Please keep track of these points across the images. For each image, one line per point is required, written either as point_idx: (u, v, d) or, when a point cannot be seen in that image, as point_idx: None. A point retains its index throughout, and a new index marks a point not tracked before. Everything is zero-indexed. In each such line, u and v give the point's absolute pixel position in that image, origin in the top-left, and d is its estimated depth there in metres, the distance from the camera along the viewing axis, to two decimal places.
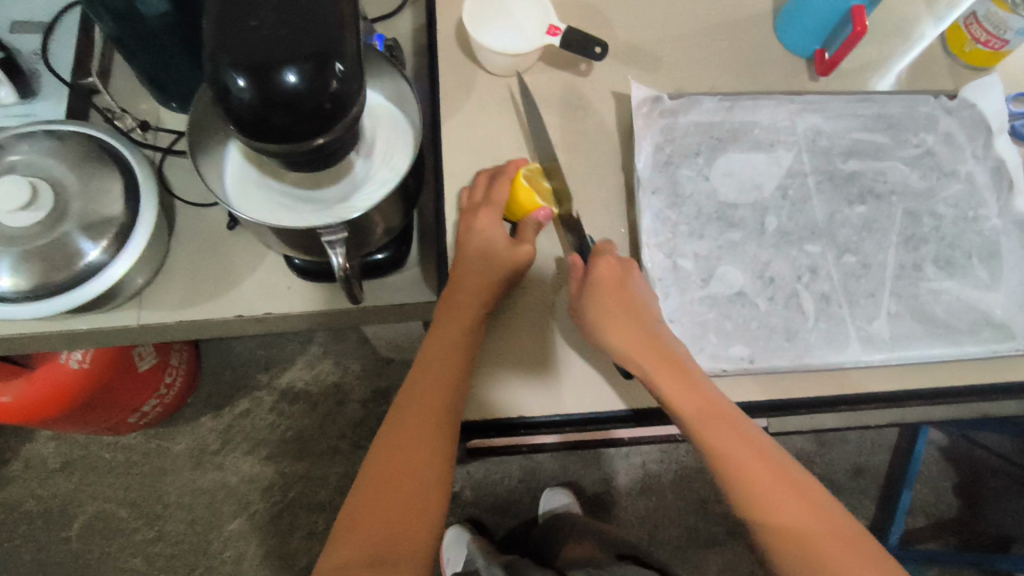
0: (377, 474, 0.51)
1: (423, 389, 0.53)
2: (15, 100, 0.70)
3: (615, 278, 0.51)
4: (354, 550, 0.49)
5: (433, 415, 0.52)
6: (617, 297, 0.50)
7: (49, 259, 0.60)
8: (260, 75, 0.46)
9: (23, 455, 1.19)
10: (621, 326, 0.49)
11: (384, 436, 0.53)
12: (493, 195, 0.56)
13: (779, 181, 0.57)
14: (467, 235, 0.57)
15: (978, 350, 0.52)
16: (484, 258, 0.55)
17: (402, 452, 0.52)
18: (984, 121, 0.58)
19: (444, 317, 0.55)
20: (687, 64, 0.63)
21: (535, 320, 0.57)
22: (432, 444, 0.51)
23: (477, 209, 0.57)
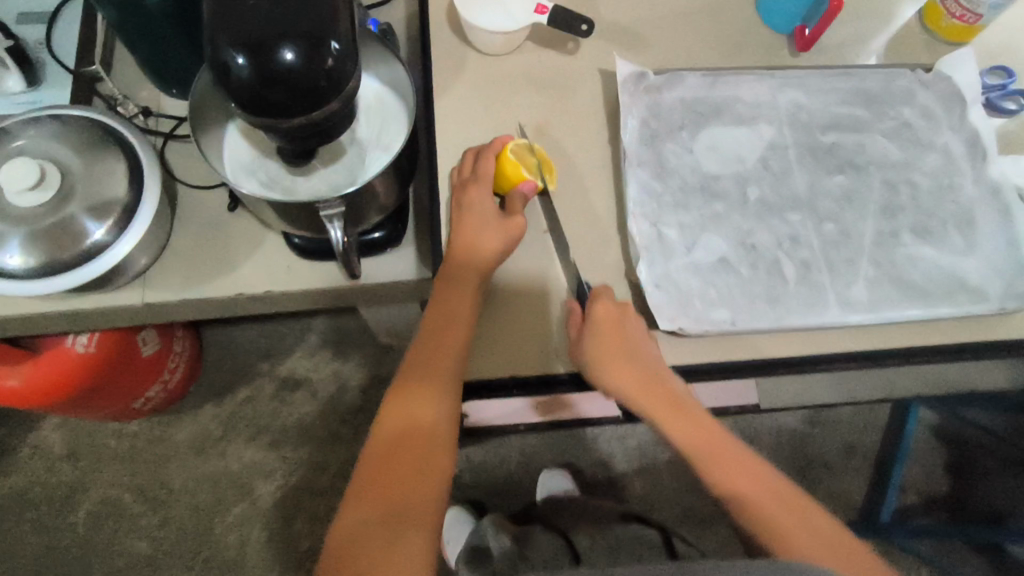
0: (382, 460, 0.52)
1: (423, 360, 0.55)
2: (22, 87, 0.72)
3: (613, 317, 0.54)
4: (366, 510, 0.49)
5: (434, 410, 0.54)
6: (613, 336, 0.53)
7: (54, 239, 0.62)
8: (258, 52, 0.48)
9: (30, 443, 1.21)
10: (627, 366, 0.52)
11: (377, 435, 0.53)
12: (481, 170, 0.58)
13: (761, 153, 0.59)
14: (458, 209, 0.58)
15: (951, 312, 0.54)
16: (475, 236, 0.57)
17: (407, 420, 0.53)
18: (959, 94, 0.61)
19: (437, 310, 0.56)
20: (671, 43, 0.65)
21: (520, 298, 0.58)
22: (435, 409, 0.54)
23: (467, 183, 0.59)
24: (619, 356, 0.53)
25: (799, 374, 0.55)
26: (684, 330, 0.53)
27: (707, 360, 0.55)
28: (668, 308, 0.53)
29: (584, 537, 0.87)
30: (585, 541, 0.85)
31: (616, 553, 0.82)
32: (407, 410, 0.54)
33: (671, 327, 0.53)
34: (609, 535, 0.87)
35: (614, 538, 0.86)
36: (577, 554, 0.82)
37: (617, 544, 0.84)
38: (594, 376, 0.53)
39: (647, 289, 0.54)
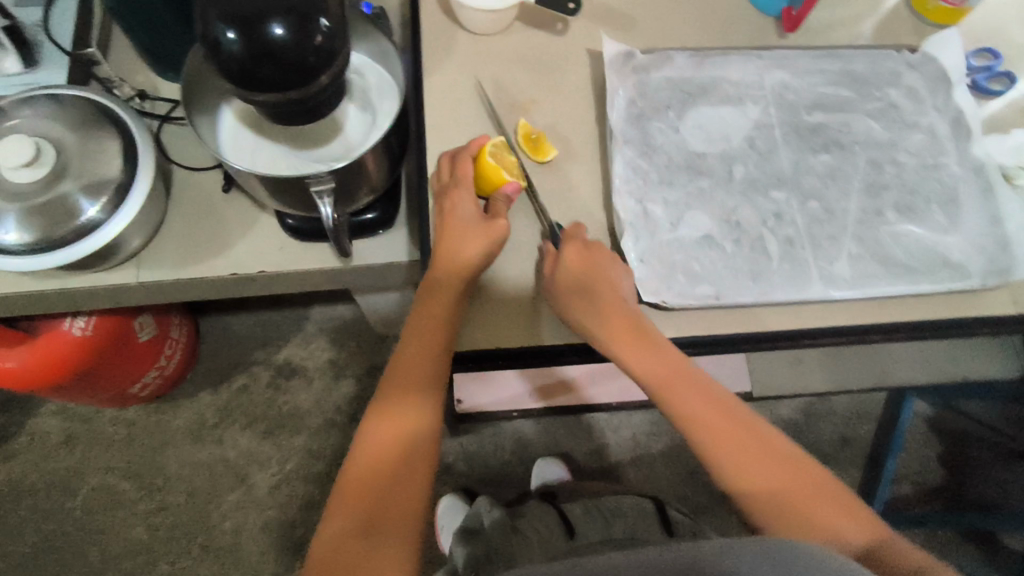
0: (363, 467, 0.52)
1: (404, 363, 0.55)
2: (19, 69, 0.73)
3: (584, 259, 0.54)
4: (348, 518, 0.50)
5: (423, 424, 0.54)
6: (587, 278, 0.53)
7: (49, 215, 0.62)
8: (248, 27, 0.49)
9: (28, 429, 1.22)
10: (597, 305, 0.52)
11: (362, 451, 0.53)
12: (458, 174, 0.57)
13: (746, 132, 0.59)
14: (441, 214, 0.58)
15: (933, 288, 0.55)
16: (456, 242, 0.56)
17: (387, 425, 0.53)
18: (944, 74, 0.61)
19: (422, 323, 0.55)
20: (659, 24, 0.65)
21: (506, 291, 0.58)
22: (416, 412, 0.54)
23: (447, 188, 0.58)
24: (589, 299, 0.52)
25: (786, 349, 0.55)
26: (666, 303, 0.54)
27: (692, 335, 0.54)
28: (652, 282, 0.54)
29: (576, 507, 0.93)
30: (578, 511, 0.91)
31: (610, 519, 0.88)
32: (393, 424, 0.53)
33: (654, 300, 0.54)
34: (604, 507, 0.91)
35: (605, 507, 0.91)
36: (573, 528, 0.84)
37: (611, 512, 0.90)
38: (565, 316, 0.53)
39: (632, 263, 0.55)
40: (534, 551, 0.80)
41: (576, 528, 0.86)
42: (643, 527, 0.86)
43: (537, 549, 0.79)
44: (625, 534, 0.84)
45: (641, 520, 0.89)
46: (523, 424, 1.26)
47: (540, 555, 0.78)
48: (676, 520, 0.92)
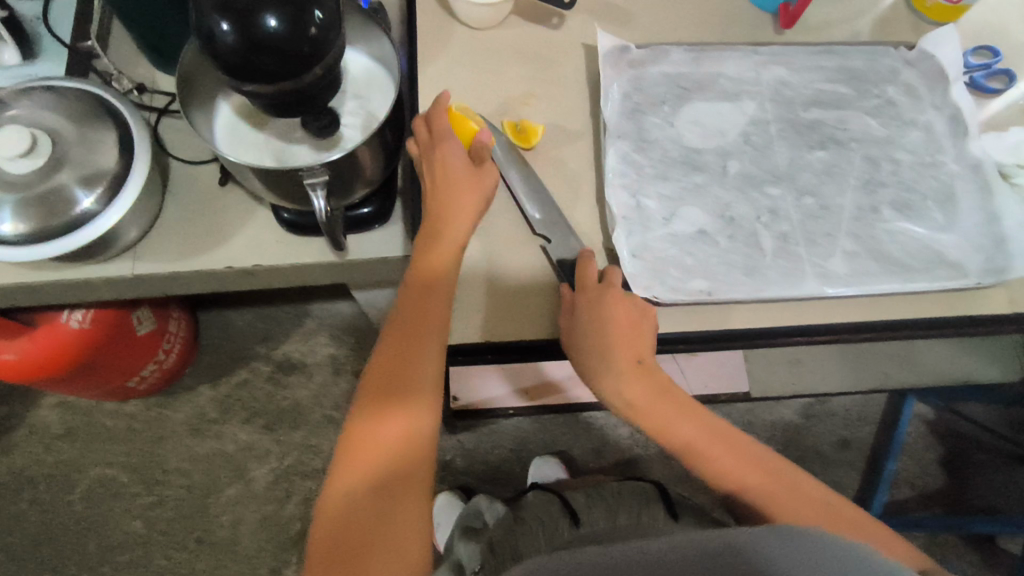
0: (365, 432, 0.51)
1: (405, 321, 0.54)
2: (18, 61, 0.73)
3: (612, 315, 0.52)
4: (353, 483, 0.50)
5: (417, 432, 0.51)
6: (623, 339, 0.52)
7: (45, 205, 0.63)
8: (242, 19, 0.49)
9: (28, 421, 1.23)
10: (625, 375, 0.52)
11: (349, 466, 0.50)
12: (440, 128, 0.56)
13: (742, 128, 0.59)
14: (431, 172, 0.56)
15: (930, 285, 0.54)
16: (452, 201, 0.55)
17: (389, 386, 0.52)
18: (942, 71, 0.61)
19: (408, 326, 0.53)
20: (657, 19, 0.65)
21: (499, 284, 0.57)
22: (419, 371, 0.52)
23: (432, 147, 0.56)
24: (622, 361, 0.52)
25: (778, 347, 0.55)
26: (659, 298, 0.53)
27: (685, 331, 0.54)
28: (644, 277, 0.54)
29: (578, 494, 0.92)
30: (580, 498, 0.90)
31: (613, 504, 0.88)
32: (382, 434, 0.51)
33: (647, 295, 0.53)
34: (606, 492, 0.92)
35: (608, 493, 0.91)
36: (578, 516, 0.85)
37: (613, 498, 0.90)
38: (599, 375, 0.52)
39: (624, 257, 0.54)
40: (538, 541, 0.81)
41: (580, 516, 0.86)
42: (647, 514, 0.84)
43: (541, 539, 0.81)
44: (631, 521, 0.83)
45: (645, 504, 0.87)
46: (520, 422, 1.26)
47: (544, 544, 0.80)
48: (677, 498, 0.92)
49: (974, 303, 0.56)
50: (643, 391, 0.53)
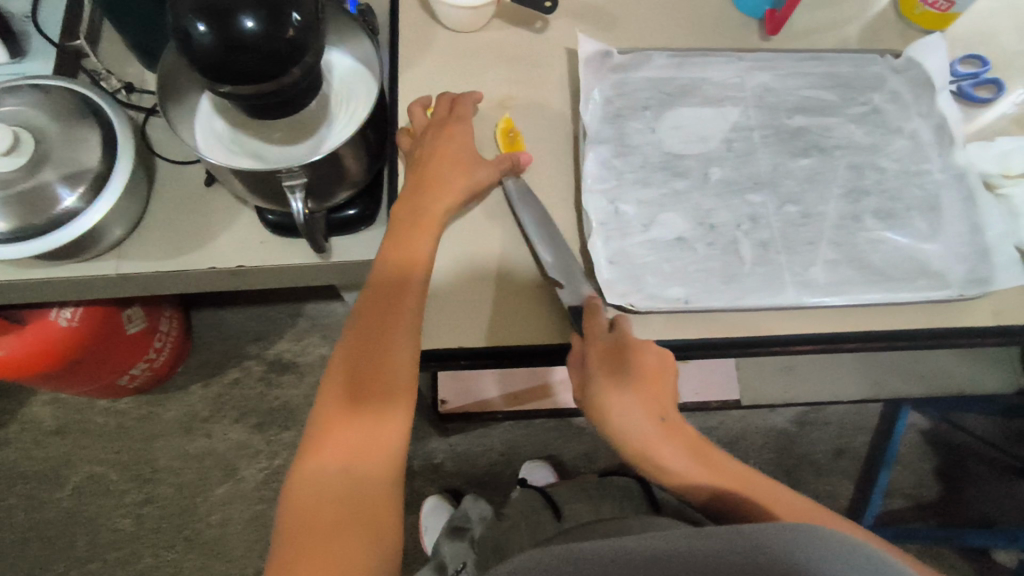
0: (341, 406, 0.50)
1: (382, 294, 0.53)
2: (7, 59, 0.73)
3: (625, 360, 0.51)
4: (328, 456, 0.49)
5: (387, 430, 0.50)
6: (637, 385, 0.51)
7: (28, 203, 0.63)
8: (219, 20, 0.48)
9: (20, 417, 1.23)
10: (640, 424, 0.52)
11: (312, 466, 0.48)
12: (454, 113, 0.60)
13: (725, 135, 0.60)
14: (435, 141, 0.59)
15: (911, 297, 0.54)
16: (446, 175, 0.57)
17: (366, 359, 0.51)
18: (928, 80, 0.61)
19: (376, 323, 0.52)
20: (641, 27, 0.66)
21: (472, 288, 0.57)
22: (395, 342, 0.52)
23: (441, 124, 0.60)
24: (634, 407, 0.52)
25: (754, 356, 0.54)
26: (635, 306, 0.53)
27: (665, 338, 0.54)
28: (619, 284, 0.54)
29: (565, 491, 0.93)
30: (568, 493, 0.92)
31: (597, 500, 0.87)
32: (350, 428, 0.49)
33: (621, 302, 0.54)
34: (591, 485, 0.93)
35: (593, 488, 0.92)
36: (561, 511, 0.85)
37: (597, 490, 0.90)
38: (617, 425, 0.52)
39: (600, 263, 0.55)
40: (524, 537, 0.79)
41: (564, 512, 0.86)
42: (627, 504, 0.84)
43: (526, 536, 0.79)
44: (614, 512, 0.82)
45: (627, 497, 0.87)
46: (511, 426, 1.26)
47: (529, 540, 0.77)
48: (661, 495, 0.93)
49: (958, 314, 0.55)
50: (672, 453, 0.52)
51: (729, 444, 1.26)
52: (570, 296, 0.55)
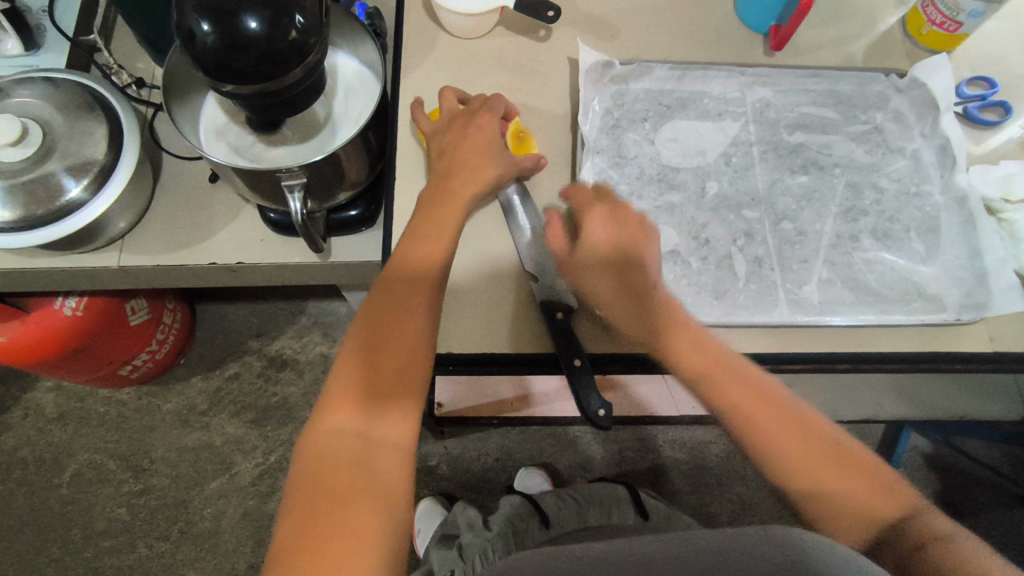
0: (359, 373, 0.50)
1: (404, 273, 0.53)
2: (21, 51, 0.74)
3: (616, 226, 0.54)
4: (342, 423, 0.47)
5: (407, 400, 0.50)
6: (618, 249, 0.53)
7: (32, 193, 0.64)
8: (223, 20, 0.49)
9: (23, 403, 1.25)
10: (622, 288, 0.52)
11: (319, 448, 0.46)
12: (486, 104, 0.60)
13: (723, 149, 0.60)
14: (460, 135, 0.59)
15: (906, 318, 0.54)
16: (471, 164, 0.57)
17: (387, 332, 0.51)
18: (933, 100, 0.60)
19: (392, 313, 0.52)
20: (644, 39, 0.67)
21: (464, 295, 0.59)
22: (416, 320, 0.52)
23: (472, 112, 0.60)
24: (618, 272, 0.52)
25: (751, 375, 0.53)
26: None
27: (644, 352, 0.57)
28: None
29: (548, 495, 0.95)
30: (551, 499, 0.93)
31: (583, 508, 0.92)
32: (369, 397, 0.49)
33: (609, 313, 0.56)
34: (576, 493, 0.95)
35: (579, 494, 0.95)
36: (547, 519, 0.89)
37: (581, 498, 0.95)
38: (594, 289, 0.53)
39: None
40: (510, 546, 0.84)
41: (551, 520, 0.89)
42: (616, 512, 0.90)
43: (512, 543, 0.84)
44: (602, 520, 0.90)
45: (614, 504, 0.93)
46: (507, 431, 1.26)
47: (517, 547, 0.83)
48: (648, 498, 0.96)
49: (951, 338, 0.55)
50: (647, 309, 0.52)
51: (726, 459, 1.25)
52: (541, 290, 0.58)
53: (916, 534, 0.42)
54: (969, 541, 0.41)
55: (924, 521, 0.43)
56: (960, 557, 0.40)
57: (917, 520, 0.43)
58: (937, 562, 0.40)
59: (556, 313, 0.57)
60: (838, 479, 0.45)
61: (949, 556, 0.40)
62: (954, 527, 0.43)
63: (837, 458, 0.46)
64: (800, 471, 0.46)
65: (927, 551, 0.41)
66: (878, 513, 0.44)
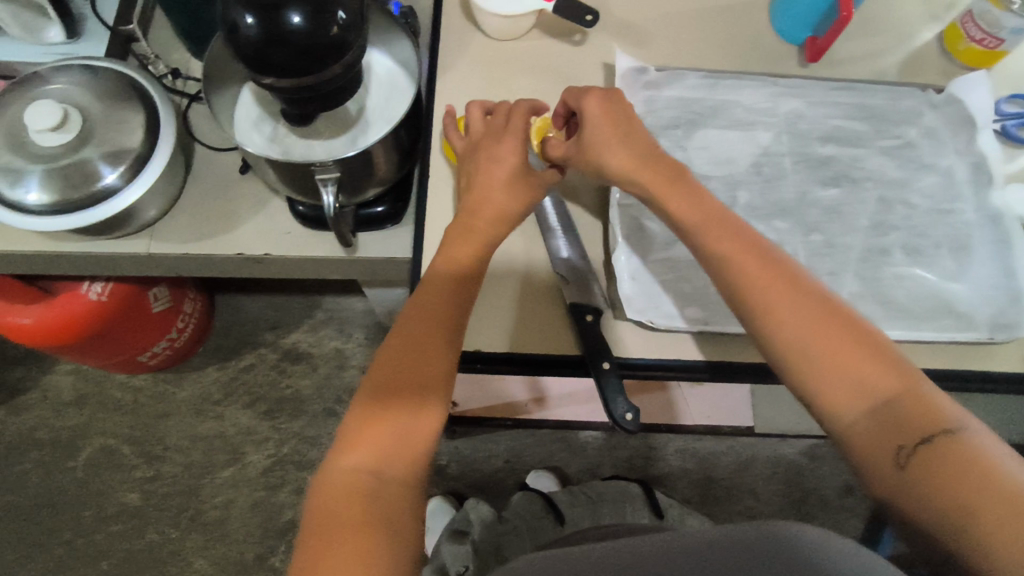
0: (374, 404, 0.49)
1: (421, 307, 0.54)
2: (62, 39, 0.76)
3: (606, 102, 0.57)
4: (358, 456, 0.47)
5: (423, 427, 0.49)
6: (613, 121, 0.56)
7: (68, 178, 0.65)
8: (267, 14, 0.50)
9: (42, 385, 1.27)
10: (623, 155, 0.55)
11: (336, 483, 0.46)
12: (510, 124, 0.59)
13: (754, 158, 0.60)
14: (494, 138, 0.59)
15: (933, 335, 0.54)
16: (494, 193, 0.58)
17: (403, 364, 0.51)
18: (968, 117, 0.61)
19: (409, 346, 0.52)
20: (677, 47, 0.67)
21: (491, 293, 0.60)
22: (434, 351, 0.52)
23: (497, 133, 0.60)
24: (617, 141, 0.55)
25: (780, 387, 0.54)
26: (654, 323, 0.57)
27: (671, 358, 0.58)
28: (638, 300, 0.58)
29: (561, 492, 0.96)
30: (566, 496, 0.94)
31: (596, 505, 0.93)
32: (385, 428, 0.48)
33: (641, 319, 0.57)
34: (590, 491, 0.96)
35: (594, 491, 0.96)
36: (563, 514, 0.89)
37: (594, 496, 0.95)
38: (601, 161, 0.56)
39: (623, 278, 0.58)
40: (525, 541, 0.84)
41: (566, 516, 0.89)
42: (630, 510, 0.91)
43: (527, 540, 0.84)
44: (615, 518, 0.89)
45: (627, 502, 0.94)
46: (517, 433, 1.25)
47: (532, 543, 0.83)
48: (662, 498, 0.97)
49: (970, 356, 0.56)
50: (644, 169, 0.54)
51: (736, 471, 1.24)
52: (570, 292, 0.59)
53: (920, 423, 0.40)
54: (980, 434, 0.39)
55: (925, 404, 0.41)
56: (964, 452, 0.38)
57: (923, 406, 0.41)
58: (936, 453, 0.38)
59: (586, 317, 0.58)
60: (851, 364, 0.43)
61: (954, 449, 0.38)
62: (962, 418, 0.40)
63: (852, 345, 0.44)
64: (809, 357, 0.44)
65: (929, 442, 0.39)
66: (884, 397, 0.42)
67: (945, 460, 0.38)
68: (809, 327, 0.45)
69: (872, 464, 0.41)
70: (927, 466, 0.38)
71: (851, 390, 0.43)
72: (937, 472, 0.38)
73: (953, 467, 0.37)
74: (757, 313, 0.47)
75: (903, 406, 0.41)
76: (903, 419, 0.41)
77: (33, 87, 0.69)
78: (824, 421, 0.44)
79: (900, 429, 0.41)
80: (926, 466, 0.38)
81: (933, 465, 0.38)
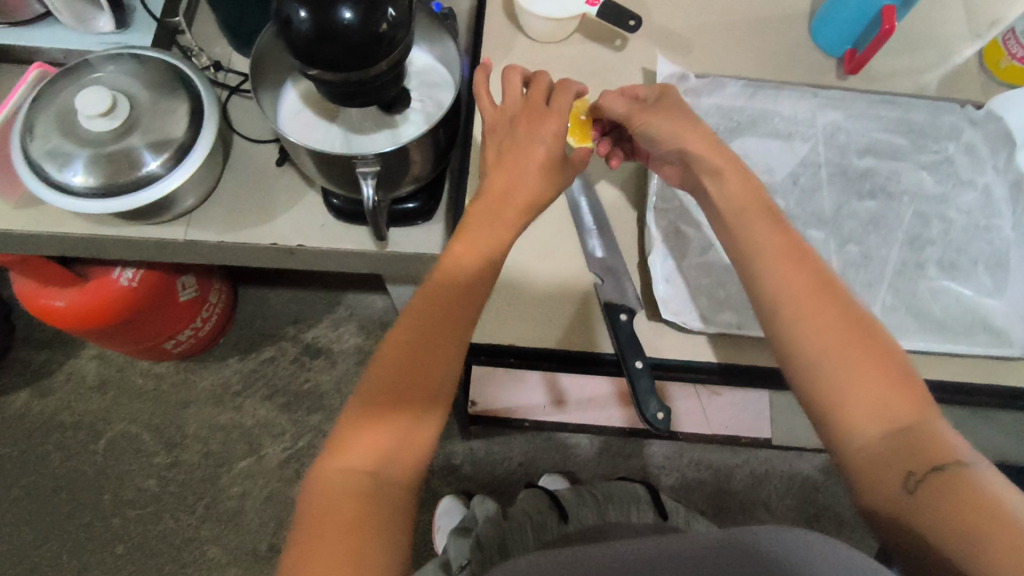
0: (372, 406, 0.49)
1: (427, 307, 0.52)
2: (112, 29, 0.78)
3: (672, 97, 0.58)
4: (355, 458, 0.47)
5: (422, 433, 0.49)
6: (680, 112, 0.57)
7: (114, 164, 0.67)
8: (320, 9, 0.51)
9: (67, 368, 1.29)
10: (704, 138, 0.55)
11: (332, 482, 0.46)
12: (556, 104, 0.56)
13: (791, 168, 0.61)
14: (521, 119, 0.57)
15: (967, 349, 0.54)
16: (526, 175, 0.55)
17: (404, 366, 0.50)
18: (1009, 135, 0.61)
19: (413, 348, 0.50)
20: (717, 56, 0.68)
21: (522, 291, 0.62)
22: (439, 355, 0.51)
23: (538, 112, 0.57)
24: (690, 127, 0.55)
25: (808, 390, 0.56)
26: (686, 323, 0.58)
27: (697, 359, 0.59)
28: (674, 302, 0.59)
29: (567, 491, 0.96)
30: (571, 493, 0.95)
31: (601, 506, 0.92)
32: (383, 431, 0.48)
33: (675, 319, 0.58)
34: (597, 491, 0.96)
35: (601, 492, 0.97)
36: (567, 513, 0.87)
37: (603, 497, 0.95)
38: (677, 137, 0.55)
39: (657, 281, 0.59)
40: (528, 539, 0.82)
41: (569, 515, 0.88)
42: (635, 510, 0.90)
43: (531, 537, 0.82)
44: (618, 518, 0.88)
45: (635, 505, 0.92)
46: (532, 436, 1.25)
47: (535, 542, 0.80)
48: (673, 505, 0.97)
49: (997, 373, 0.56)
50: (722, 155, 0.54)
51: (750, 484, 1.23)
52: (605, 291, 0.60)
53: (931, 453, 0.40)
54: (989, 470, 0.39)
55: (935, 435, 0.41)
56: (970, 485, 0.38)
57: (932, 438, 0.41)
58: (948, 482, 0.38)
59: (620, 316, 0.59)
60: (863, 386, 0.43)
61: (963, 481, 0.38)
62: (972, 453, 0.40)
63: (866, 370, 0.43)
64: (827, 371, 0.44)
65: (940, 471, 0.39)
66: (893, 424, 0.42)
67: (953, 491, 0.38)
68: (826, 348, 0.45)
69: (878, 487, 0.41)
70: (934, 495, 0.38)
71: (859, 415, 0.43)
72: (942, 502, 0.38)
73: (960, 498, 0.37)
74: (786, 323, 0.47)
75: (914, 436, 0.41)
76: (914, 446, 0.41)
77: (83, 75, 0.71)
78: (833, 440, 0.44)
79: (908, 457, 0.40)
80: (933, 493, 0.38)
81: (941, 494, 0.38)
